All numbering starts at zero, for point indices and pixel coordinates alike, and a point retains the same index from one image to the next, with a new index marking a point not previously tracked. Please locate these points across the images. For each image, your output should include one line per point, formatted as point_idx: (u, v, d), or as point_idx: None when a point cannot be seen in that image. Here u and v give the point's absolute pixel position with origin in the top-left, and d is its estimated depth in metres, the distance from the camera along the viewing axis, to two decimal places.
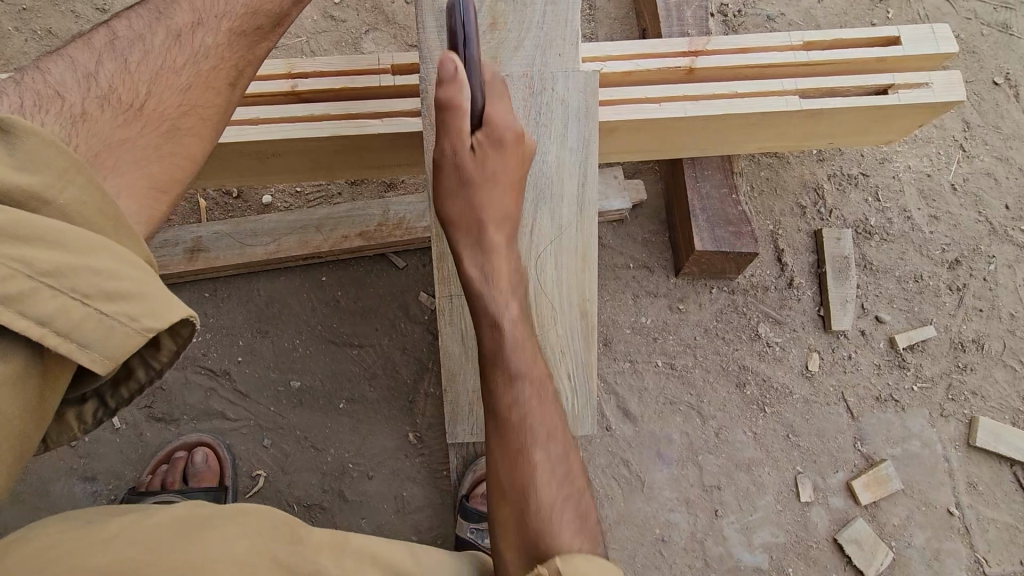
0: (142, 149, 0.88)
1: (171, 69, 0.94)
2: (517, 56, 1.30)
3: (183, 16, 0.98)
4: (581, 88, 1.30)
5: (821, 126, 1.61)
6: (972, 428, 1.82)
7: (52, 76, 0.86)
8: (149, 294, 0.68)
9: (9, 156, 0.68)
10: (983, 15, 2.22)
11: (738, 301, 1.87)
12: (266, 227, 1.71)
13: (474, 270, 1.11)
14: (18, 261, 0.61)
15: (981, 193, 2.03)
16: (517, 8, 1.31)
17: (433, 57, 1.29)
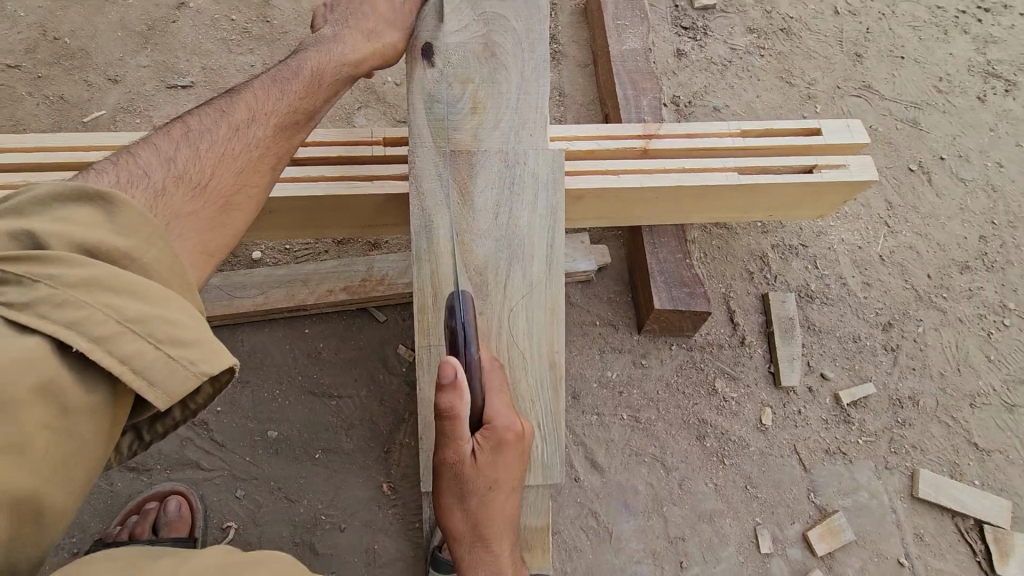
0: (205, 219, 1.00)
1: (235, 155, 1.10)
2: (494, 134, 1.49)
3: (238, 111, 1.17)
4: (549, 163, 1.49)
5: (759, 201, 1.84)
6: (915, 480, 1.95)
7: (137, 161, 1.00)
8: (208, 343, 0.79)
9: (110, 222, 0.82)
10: (896, 113, 2.58)
11: (696, 357, 2.01)
12: (255, 280, 1.82)
13: (449, 371, 1.04)
14: (109, 307, 0.74)
15: (906, 264, 2.28)
16: (494, 95, 1.51)
17: (420, 132, 1.48)
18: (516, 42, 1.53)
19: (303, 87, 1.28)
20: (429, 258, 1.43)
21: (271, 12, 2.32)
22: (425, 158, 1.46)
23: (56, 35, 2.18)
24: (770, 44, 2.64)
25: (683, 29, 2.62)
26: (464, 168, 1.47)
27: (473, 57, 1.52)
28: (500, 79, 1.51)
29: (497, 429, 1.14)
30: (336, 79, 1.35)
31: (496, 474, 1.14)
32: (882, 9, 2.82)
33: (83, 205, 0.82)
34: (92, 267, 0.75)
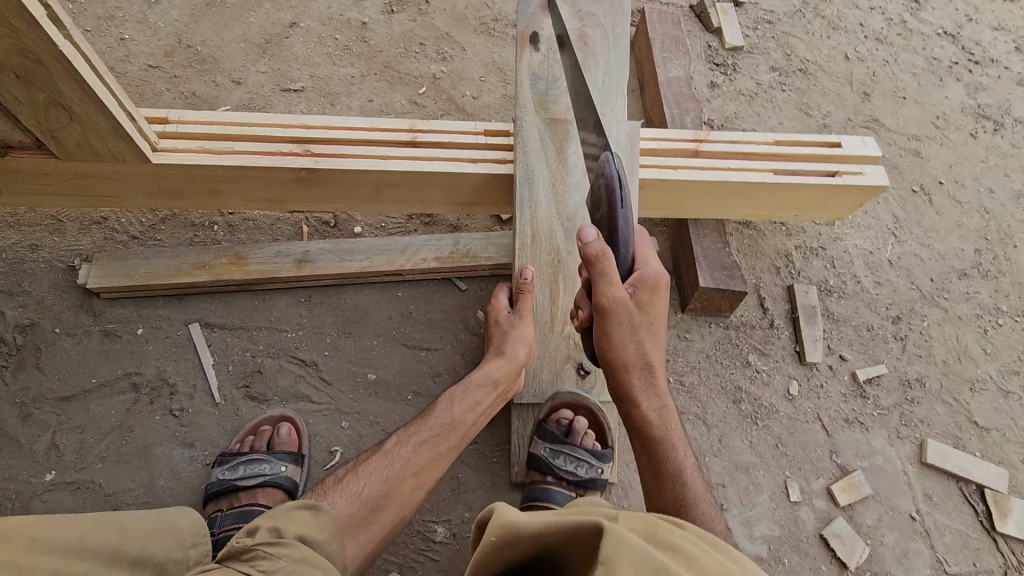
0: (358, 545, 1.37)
1: (379, 480, 1.46)
2: (584, 111, 1.88)
3: (395, 441, 1.56)
4: (627, 136, 1.88)
5: (788, 200, 2.19)
6: (923, 448, 2.22)
7: (334, 485, 1.45)
8: None
9: None
10: (899, 143, 2.98)
11: (731, 334, 2.32)
12: (362, 247, 2.14)
13: (591, 232, 1.31)
14: None
15: (911, 268, 2.62)
16: (585, 78, 1.88)
17: (525, 104, 1.85)
18: (604, 36, 1.91)
19: (432, 442, 1.56)
20: (531, 205, 1.84)
21: (369, 35, 2.73)
22: (530, 127, 1.85)
23: (190, 44, 2.57)
24: (790, 81, 3.06)
25: (715, 65, 3.04)
26: (560, 135, 1.86)
27: (570, 46, 1.89)
28: (590, 66, 1.88)
29: (647, 275, 1.47)
30: (456, 422, 1.61)
31: (650, 312, 1.48)
32: (886, 57, 3.26)
33: None
34: None
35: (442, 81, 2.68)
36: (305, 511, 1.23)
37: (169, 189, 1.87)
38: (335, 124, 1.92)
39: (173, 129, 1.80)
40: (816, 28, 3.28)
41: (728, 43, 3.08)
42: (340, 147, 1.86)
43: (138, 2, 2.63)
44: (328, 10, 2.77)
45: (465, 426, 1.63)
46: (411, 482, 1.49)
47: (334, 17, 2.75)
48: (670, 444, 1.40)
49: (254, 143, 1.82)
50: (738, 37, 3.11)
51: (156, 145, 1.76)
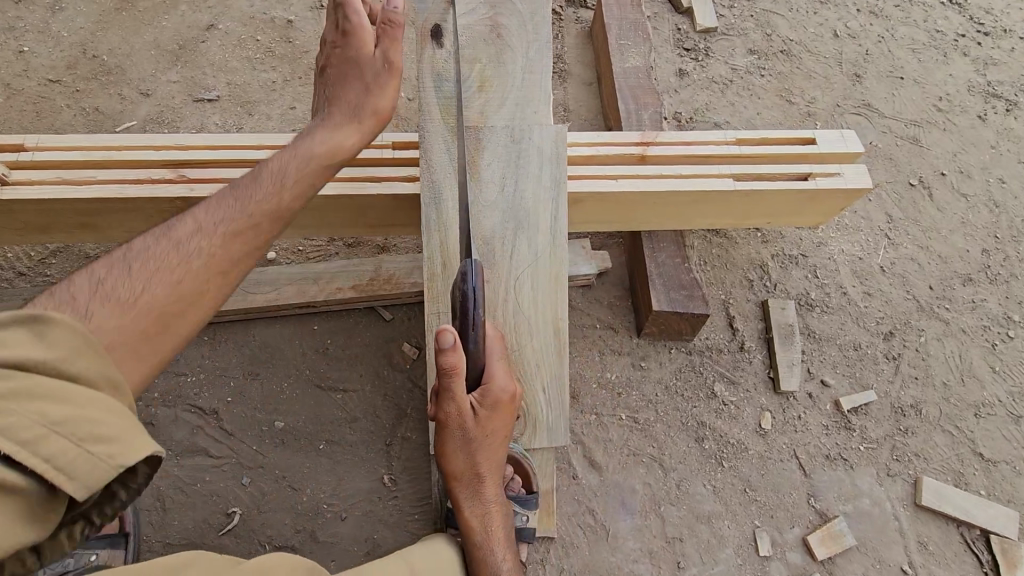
0: (133, 334, 0.96)
1: (141, 351, 0.98)
2: (499, 112, 1.59)
3: (148, 267, 1.02)
4: (552, 138, 1.57)
5: (755, 207, 1.90)
6: (918, 488, 1.93)
7: (72, 284, 0.97)
8: (127, 437, 0.79)
9: (37, 342, 0.80)
10: (896, 130, 2.64)
11: (695, 361, 2.04)
12: (269, 278, 1.91)
13: (448, 336, 1.05)
14: (30, 416, 0.73)
15: (907, 275, 2.30)
16: (499, 75, 1.60)
17: (429, 111, 1.57)
18: (521, 24, 1.64)
19: (268, 181, 1.22)
20: (438, 228, 1.53)
21: (294, 34, 2.48)
22: (435, 134, 1.56)
23: (95, 53, 2.35)
24: (770, 64, 2.73)
25: (685, 50, 2.72)
26: (471, 144, 1.56)
27: (480, 38, 1.63)
28: (505, 60, 1.61)
29: (496, 389, 1.24)
30: (303, 168, 1.29)
31: (492, 426, 1.26)
32: (882, 32, 2.91)
33: (16, 329, 0.80)
34: (14, 381, 0.74)
35: None
36: (23, 329, 0.80)
37: (33, 226, 1.66)
38: (216, 143, 1.67)
39: (28, 158, 1.59)
40: (801, 2, 2.94)
41: (699, 25, 2.76)
42: (220, 171, 1.62)
43: (42, 10, 2.42)
44: (250, 9, 2.52)
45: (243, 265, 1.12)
46: (214, 288, 1.07)
47: (256, 16, 2.50)
48: (487, 559, 1.29)
49: (121, 171, 1.60)
50: (712, 17, 2.79)
51: (7, 178, 1.55)
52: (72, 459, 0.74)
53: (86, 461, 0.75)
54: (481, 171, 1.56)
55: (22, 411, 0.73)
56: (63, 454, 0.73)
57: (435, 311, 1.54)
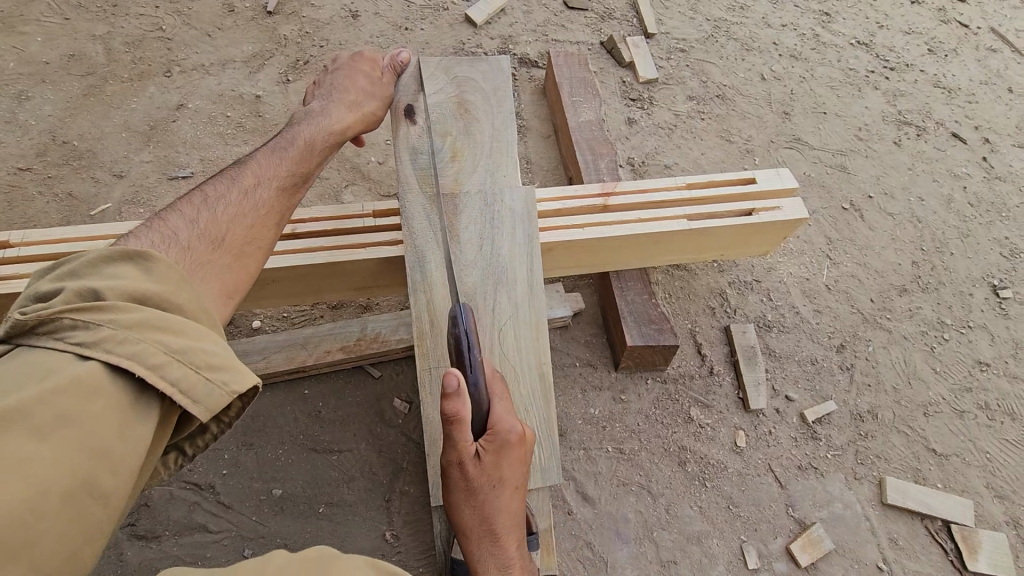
0: (222, 268, 1.15)
1: (232, 271, 1.16)
2: (473, 178, 1.72)
3: (199, 219, 1.18)
4: (523, 200, 1.71)
5: (708, 242, 2.08)
6: (883, 487, 2.09)
7: (166, 223, 1.16)
8: (236, 366, 0.92)
9: (146, 276, 0.95)
10: (824, 160, 2.92)
11: (671, 389, 2.18)
12: (257, 347, 1.95)
13: (453, 379, 1.13)
14: (158, 343, 0.86)
15: (850, 291, 2.53)
16: (470, 146, 1.75)
17: (407, 182, 1.70)
18: (485, 99, 1.81)
19: (299, 154, 1.43)
20: (424, 290, 1.62)
21: (263, 108, 2.58)
22: (414, 204, 1.68)
23: (65, 139, 2.39)
24: (708, 108, 3.00)
25: (631, 100, 2.96)
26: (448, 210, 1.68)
27: (449, 113, 1.78)
28: (474, 131, 1.76)
29: (501, 432, 1.28)
30: (323, 146, 1.50)
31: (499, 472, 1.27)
32: (802, 73, 3.24)
33: (124, 264, 0.95)
34: (138, 312, 0.87)
35: (343, 149, 2.54)
36: (131, 265, 0.95)
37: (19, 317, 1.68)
38: None
39: (14, 254, 1.62)
40: (729, 51, 3.25)
41: (642, 76, 3.01)
42: None
43: (7, 100, 2.46)
44: (218, 86, 2.62)
45: (275, 224, 1.30)
46: (271, 231, 1.29)
47: (224, 93, 2.60)
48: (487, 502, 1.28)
49: None
50: (652, 69, 3.05)
51: None
52: (195, 382, 0.87)
53: (206, 387, 0.88)
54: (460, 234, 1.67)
55: (150, 340, 0.86)
56: (187, 378, 0.87)
57: (426, 368, 1.61)
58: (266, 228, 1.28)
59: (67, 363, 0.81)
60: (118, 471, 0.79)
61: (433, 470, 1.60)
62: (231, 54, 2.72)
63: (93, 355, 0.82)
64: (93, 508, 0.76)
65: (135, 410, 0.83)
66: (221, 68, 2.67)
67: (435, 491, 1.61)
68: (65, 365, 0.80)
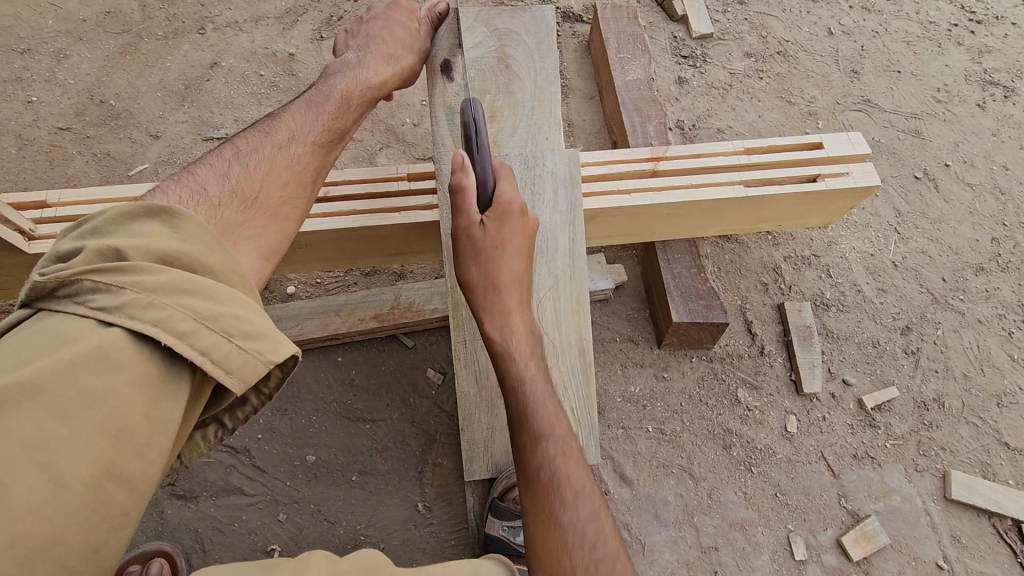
0: (257, 228, 1.07)
1: (264, 232, 1.08)
2: (512, 139, 1.58)
3: (232, 175, 1.11)
4: (566, 162, 1.58)
5: (766, 211, 1.92)
6: (947, 482, 1.95)
7: (196, 179, 1.07)
8: (272, 338, 0.85)
9: (172, 235, 0.89)
10: (897, 124, 2.66)
11: (717, 368, 2.06)
12: (290, 313, 1.91)
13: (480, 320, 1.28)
14: (187, 308, 0.80)
15: (919, 268, 2.32)
16: (511, 104, 1.59)
17: (443, 141, 1.56)
18: (529, 54, 1.63)
19: (335, 110, 1.35)
20: None
21: (297, 66, 2.50)
22: (449, 165, 1.57)
23: (102, 98, 2.37)
24: (767, 66, 2.76)
25: (682, 57, 2.74)
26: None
27: (489, 70, 1.60)
28: (515, 89, 1.60)
29: (523, 361, 1.25)
30: (360, 101, 1.41)
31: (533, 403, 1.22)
32: (875, 27, 2.93)
33: (151, 222, 0.88)
34: (165, 275, 0.81)
35: (378, 110, 2.44)
36: (157, 224, 0.89)
37: None
38: None
39: (52, 213, 1.60)
40: (793, 3, 2.96)
41: (695, 31, 2.78)
42: None
43: (46, 58, 2.44)
44: (251, 44, 2.54)
45: (309, 183, 1.22)
46: (307, 189, 1.21)
47: (258, 51, 2.53)
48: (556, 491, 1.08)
49: None
50: (707, 24, 2.81)
51: (34, 233, 1.56)
52: (225, 351, 0.81)
53: (238, 356, 0.82)
54: None
55: (176, 304, 0.80)
56: (217, 347, 0.80)
57: (461, 338, 1.53)
58: (299, 185, 1.19)
59: (88, 332, 0.75)
60: (146, 449, 0.74)
61: (468, 444, 1.54)
62: (264, 10, 2.63)
63: (115, 322, 0.76)
64: (122, 491, 0.72)
65: (163, 385, 0.77)
66: (254, 25, 2.59)
67: (470, 466, 1.55)
68: (87, 333, 0.75)
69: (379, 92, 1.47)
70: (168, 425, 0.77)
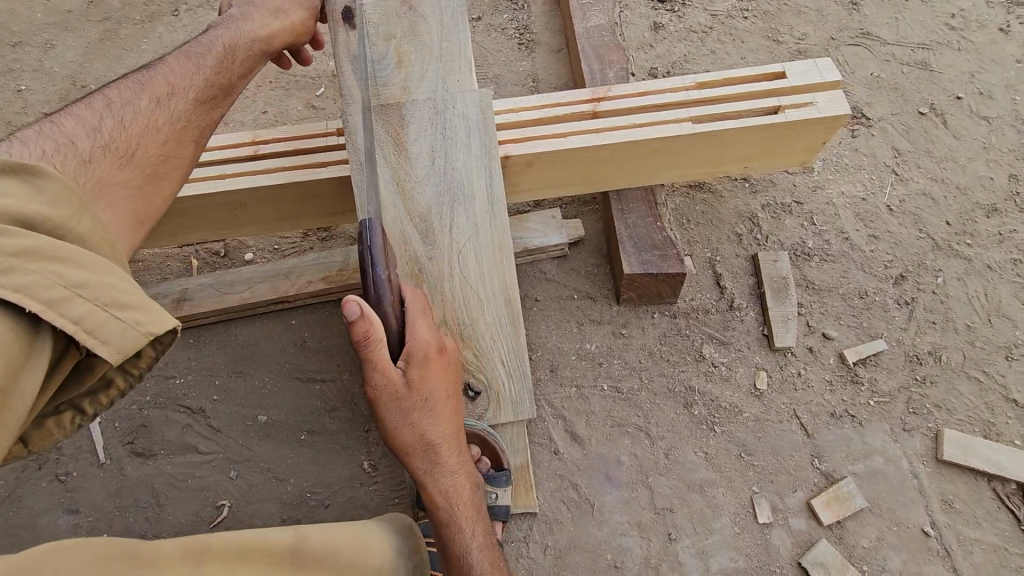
0: (131, 187, 1.10)
1: (139, 193, 1.11)
2: (422, 85, 1.56)
3: (107, 128, 1.10)
4: (477, 103, 1.55)
5: (724, 151, 1.78)
6: (939, 442, 1.76)
7: (63, 128, 1.05)
8: (152, 308, 0.85)
9: (37, 196, 0.87)
10: (901, 56, 2.40)
11: (681, 324, 1.94)
12: (242, 277, 1.95)
13: (354, 306, 1.00)
14: (54, 277, 0.79)
15: (919, 212, 2.10)
16: (417, 49, 1.58)
17: (350, 93, 1.55)
18: None
19: (217, 62, 1.35)
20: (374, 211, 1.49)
21: None
22: (357, 117, 1.53)
23: (83, 83, 2.48)
24: (754, 5, 2.55)
25: (659, 1, 2.57)
26: (396, 121, 1.54)
27: (393, 14, 1.62)
28: (421, 32, 1.60)
29: (418, 345, 1.17)
30: (246, 54, 1.41)
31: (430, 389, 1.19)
32: None
33: (15, 181, 0.86)
34: (26, 240, 0.79)
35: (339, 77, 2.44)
36: (22, 183, 0.87)
37: None
38: None
39: None
40: None
41: None
42: None
43: (34, 49, 2.57)
44: None
45: (191, 142, 1.25)
46: (188, 148, 1.24)
47: None
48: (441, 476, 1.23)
49: None
50: None
51: None
52: (101, 321, 0.80)
53: (116, 327, 0.81)
54: (409, 148, 1.53)
55: (39, 271, 0.78)
56: (93, 316, 0.80)
57: None
58: (180, 144, 1.22)
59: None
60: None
61: None
62: None
63: None
64: None
65: (25, 360, 0.76)
66: None
67: None
68: None
69: (268, 52, 1.47)
70: (26, 403, 0.76)
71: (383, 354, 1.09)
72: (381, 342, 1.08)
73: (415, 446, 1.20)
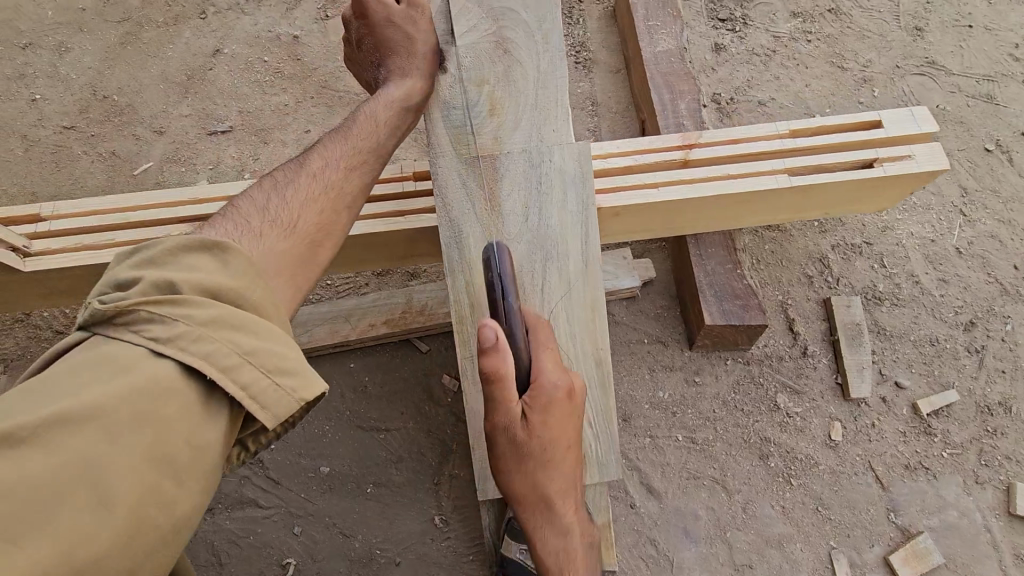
0: (296, 262, 1.01)
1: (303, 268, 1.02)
2: (515, 134, 1.46)
3: (272, 203, 1.06)
4: (575, 156, 1.45)
5: (812, 201, 1.72)
6: (1012, 495, 1.77)
7: (241, 210, 1.04)
8: (306, 370, 0.84)
9: (222, 269, 0.86)
10: (966, 88, 2.35)
11: (754, 372, 1.90)
12: (298, 319, 1.84)
13: (490, 331, 1.06)
14: (233, 345, 0.79)
15: (987, 255, 2.07)
16: (511, 95, 1.47)
17: (438, 142, 1.45)
18: (527, 35, 1.49)
19: (365, 128, 1.26)
20: (464, 270, 1.40)
21: (301, 50, 2.36)
22: (447, 168, 1.44)
23: (105, 94, 2.29)
24: (817, 27, 2.46)
25: (719, 21, 2.47)
26: (489, 173, 1.43)
27: (485, 55, 1.48)
28: (515, 76, 1.48)
29: (543, 388, 1.13)
30: (389, 114, 1.31)
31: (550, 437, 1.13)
32: None
33: (201, 253, 0.86)
34: (212, 309, 0.80)
35: None
36: (206, 255, 0.86)
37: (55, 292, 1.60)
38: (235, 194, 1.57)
39: (46, 227, 1.49)
40: None
41: None
42: None
43: (48, 53, 2.37)
44: (254, 28, 2.41)
45: (343, 207, 1.13)
46: (343, 213, 1.13)
47: (260, 36, 2.39)
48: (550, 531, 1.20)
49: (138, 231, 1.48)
50: None
51: (28, 249, 1.45)
52: (264, 387, 0.80)
53: (276, 392, 0.81)
54: (501, 203, 1.43)
55: (222, 338, 0.79)
56: (257, 382, 0.80)
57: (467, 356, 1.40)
58: (334, 210, 1.11)
59: (145, 358, 0.75)
60: (184, 479, 0.73)
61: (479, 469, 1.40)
62: None
63: (165, 353, 0.75)
64: (159, 522, 0.70)
65: (204, 414, 0.76)
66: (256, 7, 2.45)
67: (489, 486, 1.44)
68: (140, 360, 0.75)
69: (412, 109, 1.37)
70: (212, 455, 0.76)
71: (508, 389, 1.08)
72: (506, 377, 1.06)
73: (528, 494, 1.17)
